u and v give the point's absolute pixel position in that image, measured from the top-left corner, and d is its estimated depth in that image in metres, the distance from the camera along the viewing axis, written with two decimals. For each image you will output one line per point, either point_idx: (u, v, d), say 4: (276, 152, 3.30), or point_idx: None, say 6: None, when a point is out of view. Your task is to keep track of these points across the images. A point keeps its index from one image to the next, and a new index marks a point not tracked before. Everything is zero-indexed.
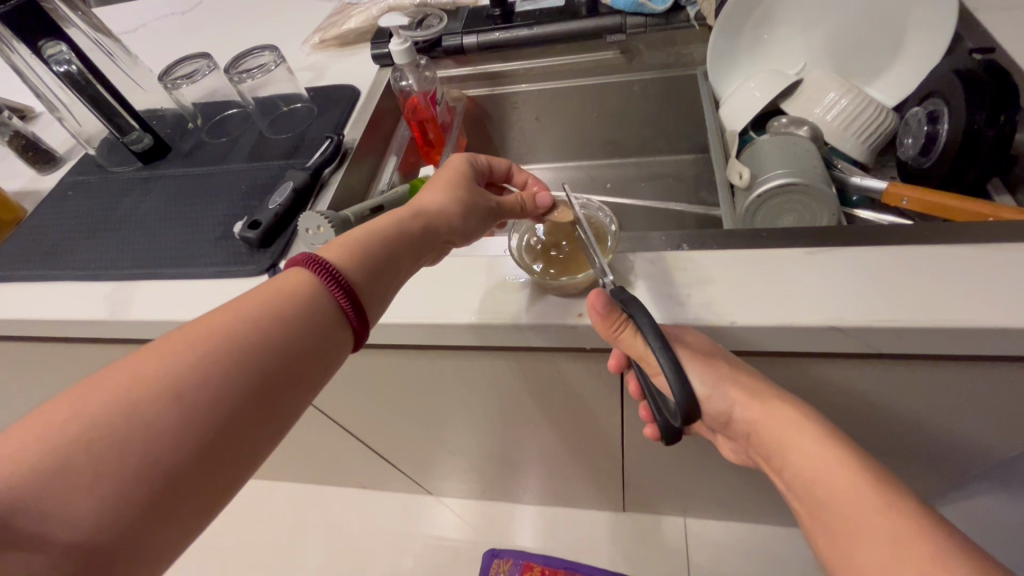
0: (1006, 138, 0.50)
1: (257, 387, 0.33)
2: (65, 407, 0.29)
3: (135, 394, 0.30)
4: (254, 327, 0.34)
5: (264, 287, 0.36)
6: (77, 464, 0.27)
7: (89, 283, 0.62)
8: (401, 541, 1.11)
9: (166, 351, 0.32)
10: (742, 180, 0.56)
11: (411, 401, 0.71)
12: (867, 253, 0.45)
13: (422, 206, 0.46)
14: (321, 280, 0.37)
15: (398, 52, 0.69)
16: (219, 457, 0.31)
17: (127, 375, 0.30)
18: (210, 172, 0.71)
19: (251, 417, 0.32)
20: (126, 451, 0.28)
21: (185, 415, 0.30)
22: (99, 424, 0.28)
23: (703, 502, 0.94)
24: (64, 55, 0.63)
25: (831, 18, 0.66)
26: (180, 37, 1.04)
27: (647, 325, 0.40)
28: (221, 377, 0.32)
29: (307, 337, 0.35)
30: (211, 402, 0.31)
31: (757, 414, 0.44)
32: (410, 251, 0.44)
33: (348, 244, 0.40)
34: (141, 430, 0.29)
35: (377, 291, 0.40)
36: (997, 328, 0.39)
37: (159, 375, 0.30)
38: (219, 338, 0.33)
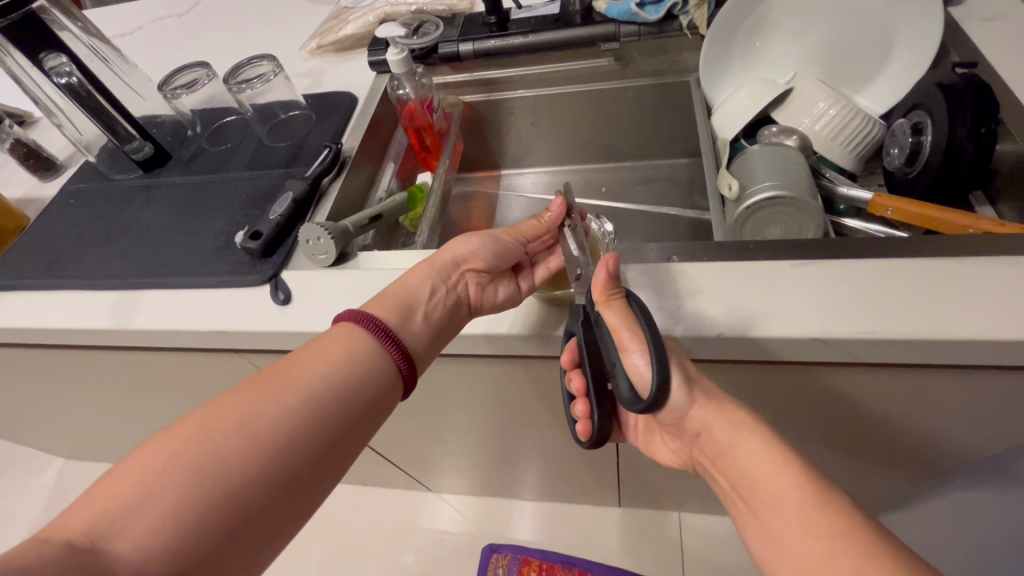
0: (985, 151, 0.52)
1: (331, 432, 0.40)
2: (184, 439, 0.36)
3: (241, 436, 0.37)
4: (325, 378, 0.41)
5: (331, 344, 0.44)
6: (192, 485, 0.34)
7: (94, 292, 0.63)
8: (403, 536, 1.13)
9: (261, 400, 0.39)
10: (732, 191, 0.57)
11: (410, 404, 0.73)
12: (850, 266, 0.47)
13: (443, 248, 0.53)
14: (376, 336, 0.45)
15: (395, 62, 0.70)
16: (299, 490, 0.38)
17: (232, 420, 0.38)
18: (211, 180, 0.73)
19: (324, 457, 0.40)
20: (227, 480, 0.35)
21: (276, 452, 0.37)
22: (214, 460, 0.36)
23: (697, 498, 0.96)
24: (64, 67, 0.65)
25: (821, 28, 0.67)
26: (177, 40, 1.04)
27: (637, 300, 0.42)
28: (304, 422, 0.39)
29: (366, 392, 0.43)
30: (294, 445, 0.38)
31: (710, 412, 0.45)
32: (432, 284, 0.49)
33: (395, 303, 0.48)
34: (246, 466, 0.36)
35: (421, 344, 0.47)
36: (971, 341, 0.41)
37: (257, 419, 0.38)
38: (303, 388, 0.40)
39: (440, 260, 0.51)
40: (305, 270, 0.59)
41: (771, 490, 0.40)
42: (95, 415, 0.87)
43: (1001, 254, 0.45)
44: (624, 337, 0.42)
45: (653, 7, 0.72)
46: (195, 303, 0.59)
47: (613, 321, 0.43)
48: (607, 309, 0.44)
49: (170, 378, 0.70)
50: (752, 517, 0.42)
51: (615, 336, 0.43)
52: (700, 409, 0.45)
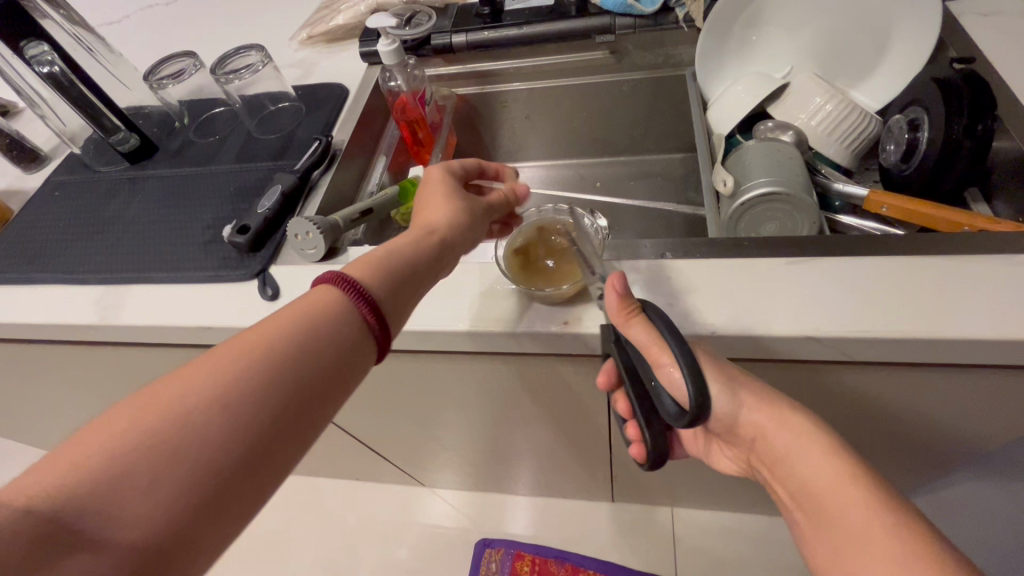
0: (982, 148, 0.52)
1: (292, 400, 0.35)
2: (122, 417, 0.30)
3: (184, 407, 0.31)
4: (292, 343, 0.36)
5: (295, 305, 0.38)
6: (137, 468, 0.29)
7: (79, 287, 0.62)
8: (396, 531, 1.13)
9: (210, 366, 0.33)
10: (727, 187, 0.57)
11: (403, 400, 0.72)
12: (845, 264, 0.46)
13: (433, 223, 0.47)
14: (351, 297, 0.39)
15: (387, 53, 0.68)
16: (266, 464, 0.33)
17: (178, 390, 0.32)
18: (198, 173, 0.71)
19: (285, 426, 0.34)
20: (178, 459, 0.30)
21: (235, 425, 0.32)
22: (152, 436, 0.30)
23: (690, 493, 0.96)
24: (46, 56, 0.63)
25: (818, 22, 0.66)
26: (165, 29, 1.02)
27: (661, 321, 0.42)
28: (259, 389, 0.33)
29: (341, 355, 0.37)
30: (253, 414, 0.33)
31: (764, 416, 0.44)
32: (434, 269, 0.45)
33: (371, 262, 0.42)
34: (192, 439, 0.31)
35: (400, 305, 0.42)
36: (967, 340, 0.41)
37: (203, 388, 0.32)
38: (260, 353, 0.35)
39: (439, 234, 0.47)
40: (294, 266, 0.58)
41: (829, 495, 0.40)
42: (83, 410, 0.86)
43: (997, 252, 0.45)
44: (655, 355, 0.42)
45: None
46: (182, 298, 0.58)
47: (641, 340, 0.42)
48: (630, 328, 0.43)
49: (158, 374, 0.69)
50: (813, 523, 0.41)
51: (647, 355, 0.43)
52: (752, 413, 0.45)
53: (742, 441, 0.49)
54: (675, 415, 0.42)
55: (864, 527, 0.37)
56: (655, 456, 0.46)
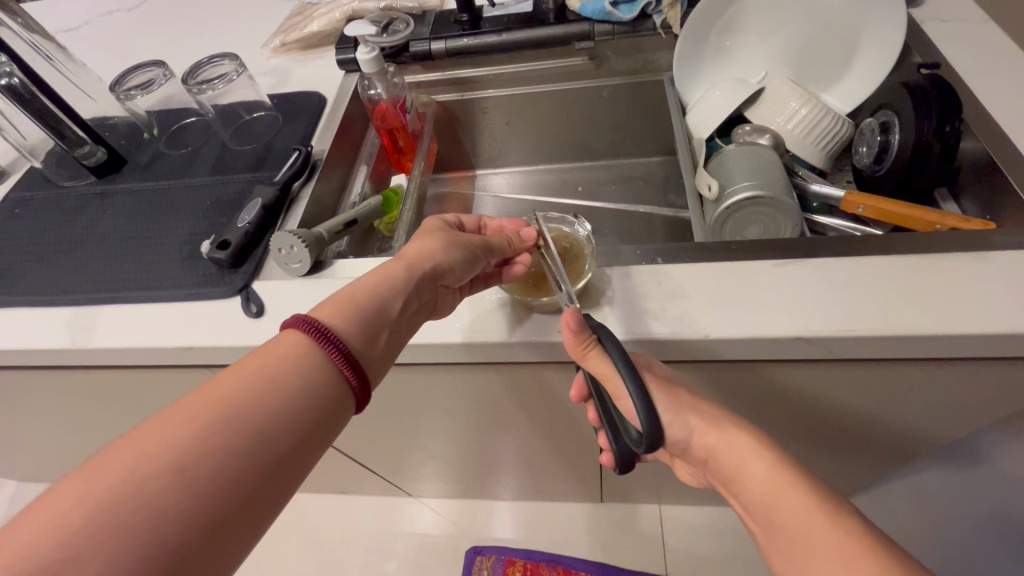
0: (950, 149, 0.54)
1: (263, 461, 0.33)
2: (77, 488, 0.29)
3: (145, 472, 0.30)
4: (257, 394, 0.34)
5: (259, 354, 0.37)
6: (95, 544, 0.27)
7: (46, 310, 0.59)
8: (383, 543, 1.11)
9: (176, 424, 0.32)
10: (711, 192, 0.58)
11: (392, 412, 0.71)
12: (829, 266, 0.48)
13: (411, 254, 0.46)
14: (318, 341, 0.38)
15: (366, 61, 0.67)
16: (235, 526, 0.31)
17: (132, 455, 0.30)
18: (171, 188, 0.69)
19: (254, 490, 0.32)
20: (138, 531, 0.28)
21: (198, 488, 0.30)
22: (116, 505, 0.28)
23: (676, 491, 0.98)
24: (4, 67, 0.60)
25: (790, 28, 0.68)
26: (128, 35, 0.99)
27: (612, 348, 0.42)
28: (222, 449, 0.32)
29: (312, 402, 0.36)
30: (218, 475, 0.31)
31: (714, 440, 0.45)
32: (405, 296, 0.44)
33: (340, 305, 0.41)
34: (153, 510, 0.29)
35: (371, 351, 0.41)
36: (946, 335, 0.43)
37: (163, 451, 0.30)
38: (224, 411, 0.33)
39: (412, 269, 0.45)
40: (278, 281, 0.56)
41: (782, 516, 0.40)
42: (50, 435, 0.82)
43: (970, 249, 0.46)
44: (614, 386, 0.43)
45: (626, 6, 0.71)
46: (160, 317, 0.56)
47: (600, 372, 0.43)
48: (590, 359, 0.44)
49: (133, 396, 0.66)
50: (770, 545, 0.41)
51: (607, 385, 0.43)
52: (702, 437, 0.45)
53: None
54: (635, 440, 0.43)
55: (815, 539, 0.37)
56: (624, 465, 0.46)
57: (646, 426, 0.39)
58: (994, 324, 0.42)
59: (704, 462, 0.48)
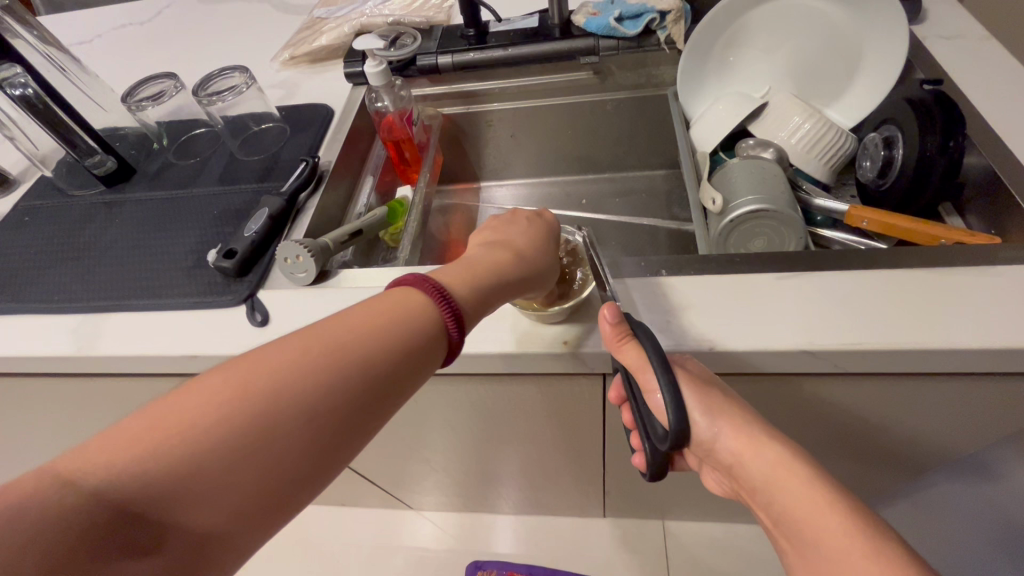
0: (954, 164, 0.54)
1: (356, 400, 0.34)
2: (206, 398, 0.31)
3: (251, 400, 0.31)
4: (365, 340, 0.35)
5: (378, 301, 0.38)
6: (213, 461, 0.30)
7: (53, 317, 0.59)
8: (383, 556, 1.10)
9: (279, 358, 0.33)
10: (716, 205, 0.58)
11: (394, 423, 0.71)
12: (834, 279, 0.48)
13: (525, 242, 0.47)
14: (433, 299, 0.38)
15: (374, 74, 0.68)
16: (326, 462, 0.33)
17: (256, 381, 0.32)
18: (179, 197, 0.69)
19: (345, 427, 0.33)
20: (248, 454, 0.30)
21: (303, 423, 0.32)
22: (225, 427, 0.30)
23: (680, 506, 0.96)
24: (19, 78, 0.61)
25: (793, 44, 0.69)
26: (140, 49, 1.00)
27: (649, 345, 0.42)
28: (327, 390, 0.33)
29: (411, 357, 0.36)
30: (321, 416, 0.32)
31: (744, 447, 0.44)
32: (520, 274, 0.44)
33: (459, 271, 0.42)
34: (258, 437, 0.31)
35: (477, 316, 0.41)
36: (953, 349, 0.42)
37: (278, 382, 0.32)
38: (334, 352, 0.34)
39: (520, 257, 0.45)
40: (284, 290, 0.57)
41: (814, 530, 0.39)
42: (52, 444, 0.82)
43: (975, 263, 0.46)
44: (644, 380, 0.43)
45: (631, 21, 0.72)
46: (165, 325, 0.56)
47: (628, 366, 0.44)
48: (619, 355, 0.44)
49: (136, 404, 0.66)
50: (798, 561, 0.41)
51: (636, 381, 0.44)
52: (731, 441, 0.44)
53: (712, 459, 0.47)
54: (662, 437, 0.43)
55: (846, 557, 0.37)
56: (656, 466, 0.45)
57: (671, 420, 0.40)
58: (1003, 339, 0.42)
59: (729, 469, 0.46)
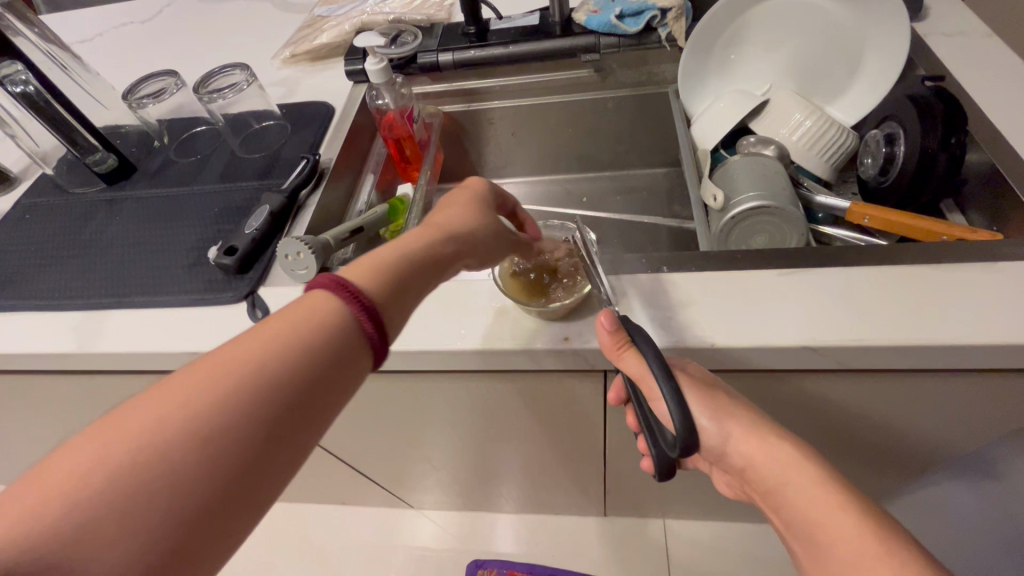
0: (956, 161, 0.54)
1: (272, 423, 0.31)
2: (90, 448, 0.28)
3: (148, 440, 0.28)
4: (270, 354, 0.33)
5: (282, 315, 0.35)
6: (103, 510, 0.27)
7: (53, 314, 0.59)
8: (384, 555, 1.10)
9: (180, 392, 0.30)
10: (717, 202, 0.58)
11: (396, 421, 0.71)
12: (836, 275, 0.48)
13: (449, 220, 0.44)
14: (342, 300, 0.36)
15: (375, 72, 0.68)
16: (242, 492, 0.30)
17: (145, 417, 0.29)
18: (180, 195, 0.69)
19: (264, 449, 0.31)
20: (144, 494, 0.27)
21: (206, 451, 0.29)
22: (119, 474, 0.27)
23: (681, 505, 0.96)
24: (20, 75, 0.61)
25: (794, 42, 0.69)
26: (141, 47, 1.00)
27: (648, 352, 0.41)
28: (231, 412, 0.30)
29: (327, 365, 0.34)
30: (228, 440, 0.30)
31: (752, 449, 0.44)
32: (437, 259, 0.42)
33: (369, 263, 0.38)
34: (157, 478, 0.28)
35: (397, 310, 0.38)
36: (956, 345, 0.42)
37: (173, 413, 0.29)
38: (237, 372, 0.31)
39: (444, 235, 0.43)
40: (285, 287, 0.57)
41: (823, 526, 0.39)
42: (52, 442, 0.82)
43: (978, 259, 0.46)
44: (648, 388, 0.43)
45: (632, 19, 0.72)
46: (166, 322, 0.56)
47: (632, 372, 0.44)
48: (622, 361, 0.44)
49: None
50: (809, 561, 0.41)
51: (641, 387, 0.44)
52: (739, 443, 0.45)
53: (725, 464, 0.48)
54: (671, 444, 0.42)
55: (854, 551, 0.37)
56: (665, 469, 0.45)
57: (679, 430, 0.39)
58: (1006, 335, 0.42)
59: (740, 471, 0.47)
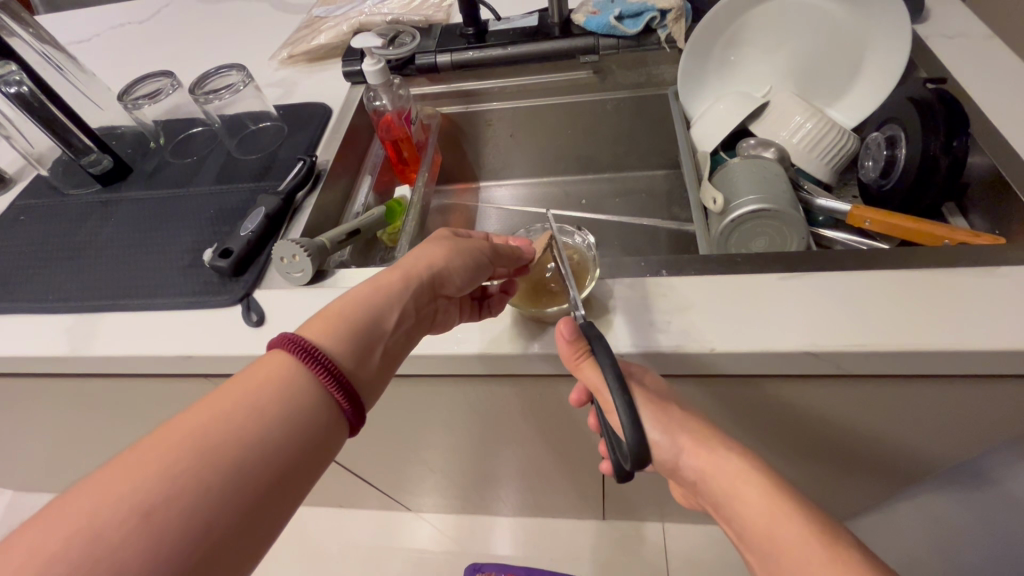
0: (958, 164, 0.53)
1: (239, 499, 0.31)
2: (45, 536, 0.27)
3: (107, 522, 0.27)
4: (241, 421, 0.33)
5: (249, 378, 0.35)
6: None
7: (46, 317, 0.59)
8: (381, 559, 1.09)
9: (144, 467, 0.29)
10: (716, 205, 0.58)
11: (392, 425, 0.70)
12: (836, 279, 0.47)
13: (410, 262, 0.44)
14: (307, 363, 0.36)
15: (372, 73, 0.68)
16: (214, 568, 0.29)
17: (106, 495, 0.28)
18: (175, 197, 0.69)
19: (237, 524, 0.30)
20: (109, 574, 0.26)
21: (178, 526, 0.28)
22: (75, 559, 0.26)
23: (680, 509, 0.96)
24: (14, 76, 0.61)
25: (795, 43, 0.68)
26: (138, 48, 1.00)
27: (605, 360, 0.40)
28: (204, 482, 0.30)
29: (302, 431, 0.34)
30: (199, 516, 0.29)
31: (703, 459, 0.43)
32: (399, 310, 0.42)
33: (331, 319, 0.39)
34: (112, 567, 0.26)
35: (364, 369, 0.39)
36: (958, 351, 0.42)
37: (140, 489, 0.29)
38: (208, 442, 0.31)
39: (409, 279, 0.43)
40: (280, 290, 0.56)
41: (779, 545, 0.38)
42: (46, 445, 0.81)
43: (980, 264, 0.46)
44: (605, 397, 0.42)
45: (631, 20, 0.72)
46: (160, 326, 0.55)
47: (592, 381, 0.43)
48: (583, 368, 0.44)
49: (132, 405, 0.65)
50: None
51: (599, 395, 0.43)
52: (693, 455, 0.43)
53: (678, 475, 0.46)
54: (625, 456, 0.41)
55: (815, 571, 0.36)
56: (622, 476, 0.46)
57: (631, 444, 0.38)
58: (1008, 341, 0.41)
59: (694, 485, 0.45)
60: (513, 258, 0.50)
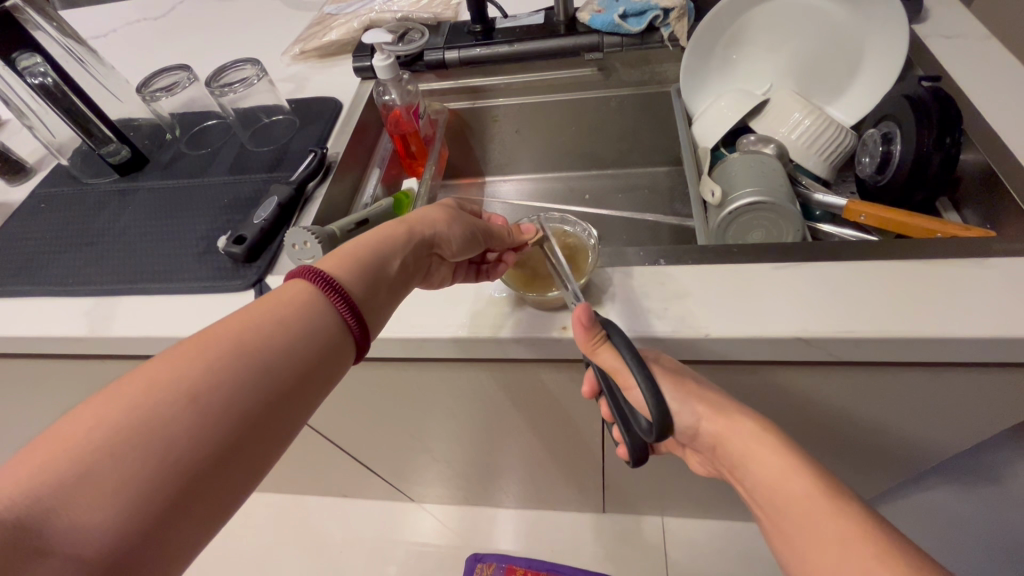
0: (950, 160, 0.55)
1: (260, 399, 0.34)
2: (87, 416, 0.29)
3: (155, 401, 0.30)
4: (262, 333, 0.35)
5: (267, 299, 0.37)
6: (105, 465, 0.28)
7: (67, 299, 0.61)
8: (384, 549, 1.11)
9: (174, 363, 0.32)
10: (715, 198, 0.59)
11: (398, 412, 0.72)
12: (831, 270, 0.49)
13: (414, 217, 0.47)
14: (322, 290, 0.39)
15: (382, 68, 0.69)
16: (240, 455, 0.32)
17: (141, 386, 0.31)
18: (190, 186, 0.71)
19: (258, 419, 0.33)
20: (147, 450, 0.29)
21: (208, 414, 0.31)
22: (116, 435, 0.29)
23: (680, 502, 0.97)
24: (39, 67, 0.63)
25: (795, 42, 0.69)
26: (155, 43, 1.03)
27: (625, 346, 0.43)
28: (229, 381, 0.33)
29: (316, 347, 0.37)
30: (225, 409, 0.32)
31: None
32: (402, 257, 0.45)
33: (342, 256, 0.42)
34: (154, 442, 0.29)
35: (374, 302, 0.42)
36: (946, 338, 0.43)
37: (173, 384, 0.31)
38: (232, 347, 0.34)
39: (413, 233, 0.46)
40: None
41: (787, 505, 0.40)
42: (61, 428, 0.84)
43: (970, 255, 0.47)
44: (623, 379, 0.44)
45: (635, 19, 0.73)
46: (175, 308, 0.58)
47: (611, 364, 0.44)
48: (600, 354, 0.44)
49: None
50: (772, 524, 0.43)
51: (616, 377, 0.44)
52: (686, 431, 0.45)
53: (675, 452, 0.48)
54: (647, 430, 0.44)
55: (815, 527, 0.38)
56: (641, 456, 0.47)
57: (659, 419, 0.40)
58: (995, 327, 0.43)
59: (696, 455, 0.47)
60: (507, 245, 0.53)
